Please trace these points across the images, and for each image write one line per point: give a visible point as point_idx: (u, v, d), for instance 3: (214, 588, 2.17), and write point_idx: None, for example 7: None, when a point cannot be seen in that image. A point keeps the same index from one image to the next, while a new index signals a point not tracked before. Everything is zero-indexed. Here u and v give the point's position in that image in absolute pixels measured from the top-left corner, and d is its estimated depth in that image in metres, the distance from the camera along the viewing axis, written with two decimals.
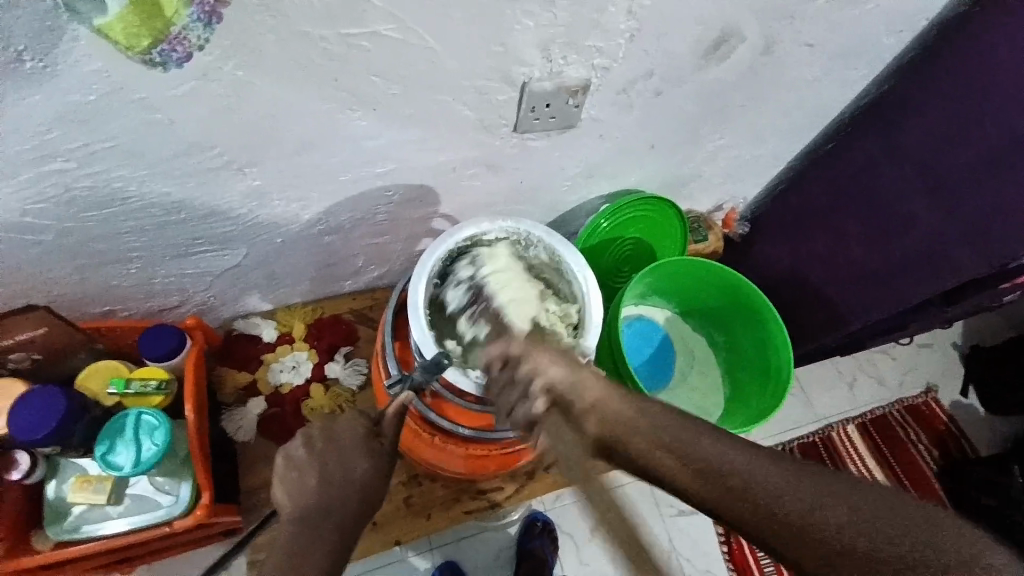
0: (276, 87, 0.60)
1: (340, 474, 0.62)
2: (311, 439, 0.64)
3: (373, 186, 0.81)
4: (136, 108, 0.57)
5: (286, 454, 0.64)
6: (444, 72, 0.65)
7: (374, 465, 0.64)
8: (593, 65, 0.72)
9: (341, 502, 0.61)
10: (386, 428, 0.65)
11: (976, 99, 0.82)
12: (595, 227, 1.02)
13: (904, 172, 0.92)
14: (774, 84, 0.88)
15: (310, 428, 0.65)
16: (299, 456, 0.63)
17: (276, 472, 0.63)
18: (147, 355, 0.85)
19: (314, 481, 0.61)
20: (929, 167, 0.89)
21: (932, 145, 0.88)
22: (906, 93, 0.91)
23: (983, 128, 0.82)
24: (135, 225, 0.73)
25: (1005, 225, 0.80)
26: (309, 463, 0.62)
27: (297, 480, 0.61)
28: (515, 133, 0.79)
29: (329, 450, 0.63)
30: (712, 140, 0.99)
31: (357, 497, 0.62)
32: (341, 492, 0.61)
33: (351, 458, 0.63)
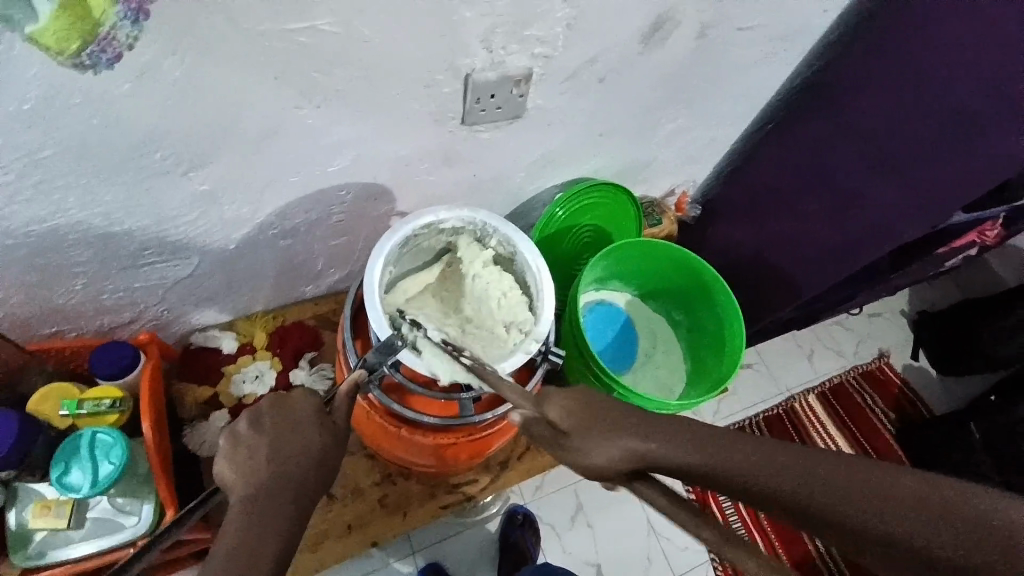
0: (214, 86, 0.59)
1: (296, 451, 0.58)
2: (259, 417, 0.60)
3: (327, 185, 0.81)
4: (72, 115, 0.56)
5: (232, 432, 0.59)
6: (387, 66, 0.66)
7: (330, 441, 0.61)
8: (535, 54, 0.74)
9: (299, 479, 0.57)
10: (338, 408, 0.65)
11: (917, 80, 0.85)
12: (552, 216, 1.04)
13: (850, 147, 0.97)
14: (712, 68, 0.92)
15: (260, 405, 0.61)
16: (245, 431, 0.58)
17: (222, 450, 0.58)
18: (99, 373, 0.83)
19: (265, 457, 0.57)
20: (872, 144, 0.93)
21: (880, 123, 0.91)
22: (836, 78, 0.97)
23: (930, 104, 0.84)
24: (80, 238, 0.71)
25: (953, 200, 0.86)
26: (257, 439, 0.58)
27: (247, 457, 0.56)
28: (465, 125, 0.80)
29: (282, 426, 0.59)
30: (659, 125, 1.02)
31: (315, 472, 0.58)
32: (300, 467, 0.57)
33: (304, 435, 0.59)
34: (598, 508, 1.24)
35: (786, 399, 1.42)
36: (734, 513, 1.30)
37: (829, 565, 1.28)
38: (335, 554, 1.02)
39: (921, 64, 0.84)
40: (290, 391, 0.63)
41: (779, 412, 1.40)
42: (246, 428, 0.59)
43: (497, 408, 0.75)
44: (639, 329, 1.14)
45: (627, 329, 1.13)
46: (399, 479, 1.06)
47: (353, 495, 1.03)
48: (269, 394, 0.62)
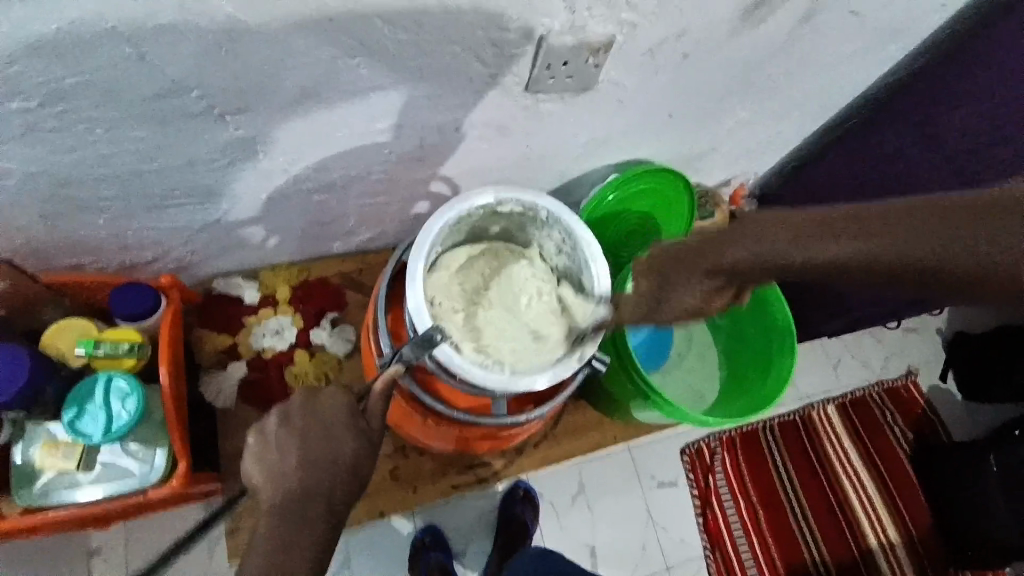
0: (264, 23, 0.52)
1: (324, 455, 0.57)
2: (289, 414, 0.58)
3: (370, 141, 0.74)
4: (105, 42, 0.50)
5: (262, 430, 0.58)
6: (458, 20, 0.58)
7: (364, 446, 0.58)
8: (621, 22, 0.65)
9: (327, 486, 0.56)
10: (371, 404, 0.61)
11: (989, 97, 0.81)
12: (601, 199, 0.97)
13: (935, 163, 0.89)
14: (804, 56, 0.83)
15: (291, 402, 0.59)
16: (277, 433, 0.57)
17: (252, 450, 0.57)
18: (119, 315, 0.80)
19: (294, 462, 0.56)
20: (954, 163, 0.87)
21: (963, 139, 0.85)
22: (922, 84, 0.89)
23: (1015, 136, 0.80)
24: (105, 174, 0.66)
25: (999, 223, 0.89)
26: (288, 442, 0.57)
27: (276, 462, 0.56)
28: (529, 92, 0.72)
29: (312, 428, 0.58)
30: (733, 113, 0.93)
31: (345, 479, 0.57)
32: (326, 476, 0.56)
33: (331, 430, 0.58)
34: (599, 491, 1.21)
35: (803, 407, 1.36)
36: (735, 515, 1.27)
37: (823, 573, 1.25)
38: None
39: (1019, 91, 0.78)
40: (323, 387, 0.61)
41: (795, 420, 1.35)
42: (277, 425, 0.58)
43: (531, 412, 0.72)
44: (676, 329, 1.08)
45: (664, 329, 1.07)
46: (411, 453, 1.08)
47: None
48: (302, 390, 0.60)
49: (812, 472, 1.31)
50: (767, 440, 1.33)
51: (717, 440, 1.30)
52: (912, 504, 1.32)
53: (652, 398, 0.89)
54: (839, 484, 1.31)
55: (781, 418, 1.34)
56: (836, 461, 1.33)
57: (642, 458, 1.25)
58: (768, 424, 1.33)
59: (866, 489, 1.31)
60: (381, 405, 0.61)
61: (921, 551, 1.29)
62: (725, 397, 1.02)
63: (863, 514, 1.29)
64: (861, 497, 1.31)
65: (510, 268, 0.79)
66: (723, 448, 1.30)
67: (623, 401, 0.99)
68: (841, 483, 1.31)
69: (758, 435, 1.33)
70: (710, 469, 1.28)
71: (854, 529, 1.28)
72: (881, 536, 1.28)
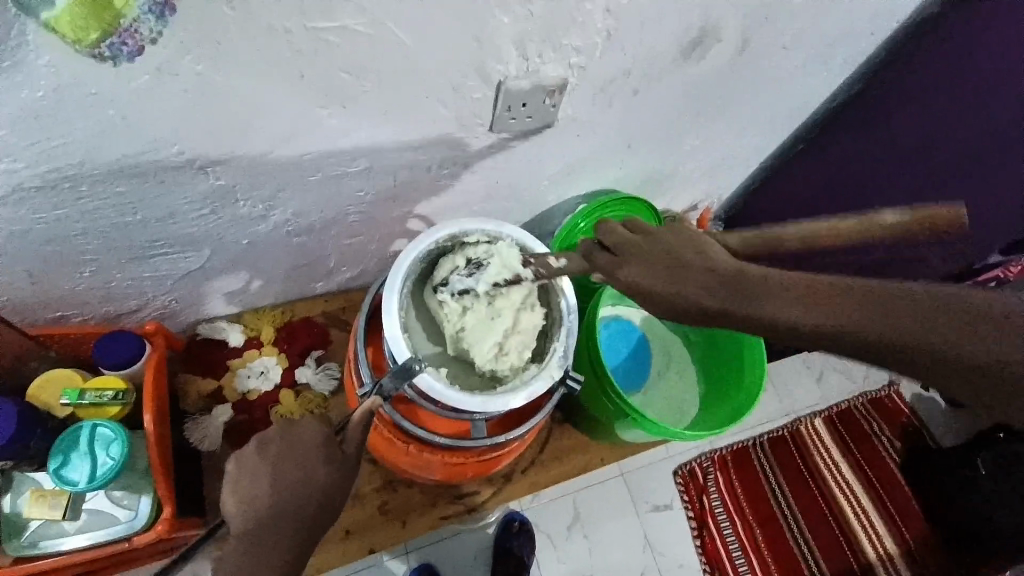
0: (238, 80, 0.57)
1: (296, 482, 0.58)
2: (266, 444, 0.59)
3: (345, 184, 0.78)
4: (87, 105, 0.54)
5: (239, 457, 0.59)
6: (419, 68, 0.63)
7: (336, 472, 0.60)
8: (571, 64, 0.71)
9: (295, 512, 0.58)
10: (349, 434, 0.62)
11: (976, 104, 0.88)
12: (572, 227, 1.01)
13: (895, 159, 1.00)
14: (750, 85, 0.89)
15: (267, 429, 0.61)
16: (252, 459, 0.59)
17: (228, 475, 0.58)
18: (106, 363, 0.81)
19: (265, 489, 0.57)
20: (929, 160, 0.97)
21: (917, 141, 0.96)
22: (861, 107, 0.97)
23: (995, 130, 0.91)
24: (89, 227, 0.69)
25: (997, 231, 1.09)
26: (261, 468, 0.58)
27: (250, 488, 0.57)
28: (492, 132, 0.77)
29: (286, 455, 0.59)
30: (689, 140, 0.98)
31: (314, 505, 0.59)
32: (293, 503, 0.57)
33: (309, 461, 0.59)
34: (594, 520, 1.22)
35: (792, 422, 1.38)
36: (732, 533, 1.28)
37: None
38: (330, 560, 1.02)
39: (960, 84, 0.86)
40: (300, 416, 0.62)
41: (784, 435, 1.37)
42: (254, 452, 0.59)
43: (511, 433, 0.74)
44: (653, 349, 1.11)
45: (640, 349, 1.09)
46: (400, 487, 1.06)
47: (354, 502, 1.04)
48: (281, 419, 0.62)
49: (804, 484, 1.33)
50: (760, 459, 1.34)
51: (710, 460, 1.31)
52: (902, 509, 1.33)
53: (632, 415, 0.91)
54: (832, 495, 1.32)
55: (770, 435, 1.36)
56: (827, 472, 1.34)
57: (636, 482, 1.26)
58: (758, 440, 1.35)
59: (859, 498, 1.33)
60: (358, 434, 0.63)
61: (914, 554, 1.29)
62: (706, 409, 1.04)
63: (858, 524, 1.30)
64: (855, 506, 1.32)
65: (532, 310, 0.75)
66: (717, 468, 1.31)
67: (607, 422, 1.00)
68: (834, 494, 1.33)
69: (750, 453, 1.34)
70: (704, 489, 1.29)
71: (851, 541, 1.29)
72: (877, 545, 1.28)
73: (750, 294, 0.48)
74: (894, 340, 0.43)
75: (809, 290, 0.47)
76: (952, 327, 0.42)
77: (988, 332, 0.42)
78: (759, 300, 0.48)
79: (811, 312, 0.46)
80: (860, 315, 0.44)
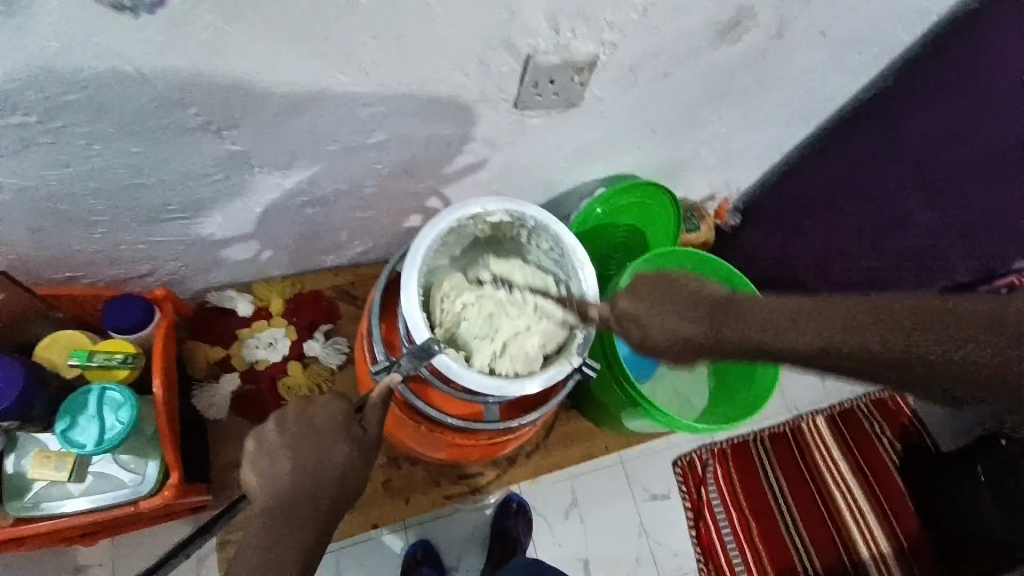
0: (262, 38, 0.55)
1: (314, 462, 0.57)
2: (285, 419, 0.59)
3: (362, 155, 0.76)
4: (104, 58, 0.52)
5: (259, 436, 0.58)
6: (447, 37, 0.61)
7: (355, 451, 0.59)
8: (602, 41, 0.68)
9: (315, 492, 0.57)
10: (368, 413, 0.61)
11: (982, 90, 0.82)
12: (589, 212, 1.00)
13: (899, 164, 0.94)
14: (780, 75, 0.87)
15: (286, 409, 0.60)
16: (272, 439, 0.58)
17: (248, 454, 0.58)
18: (111, 327, 0.81)
19: (285, 469, 0.57)
20: (924, 164, 0.91)
21: (926, 135, 0.89)
22: (888, 100, 0.94)
23: (988, 132, 0.84)
24: (101, 187, 0.67)
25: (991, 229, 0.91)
26: (281, 447, 0.58)
27: (270, 468, 0.57)
28: (517, 108, 0.75)
29: (305, 434, 0.58)
30: (714, 127, 0.96)
31: (333, 486, 0.58)
32: (312, 483, 0.57)
33: (326, 438, 0.58)
34: (592, 506, 1.22)
35: (794, 418, 1.38)
36: (728, 529, 1.28)
37: None
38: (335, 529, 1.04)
39: (970, 88, 0.83)
40: (315, 396, 0.61)
41: (785, 430, 1.36)
42: (273, 432, 0.58)
43: (523, 417, 0.73)
44: None
45: None
46: (405, 463, 1.08)
47: None
48: (298, 397, 0.61)
49: (801, 482, 1.33)
50: (758, 452, 1.34)
51: (709, 452, 1.31)
52: (900, 511, 1.32)
53: (642, 406, 0.90)
54: (829, 494, 1.32)
55: (771, 430, 1.36)
56: (825, 470, 1.34)
57: (635, 470, 1.26)
58: (758, 435, 1.35)
59: (856, 499, 1.32)
60: (378, 413, 0.61)
61: (908, 556, 1.29)
62: (714, 402, 1.04)
63: (854, 524, 1.30)
64: (852, 506, 1.31)
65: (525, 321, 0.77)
66: (716, 460, 1.31)
67: (614, 410, 0.99)
68: (831, 492, 1.32)
69: (749, 448, 1.34)
70: (703, 481, 1.29)
71: (846, 541, 1.28)
72: (873, 547, 1.28)
73: (750, 319, 0.63)
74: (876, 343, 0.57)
75: (794, 316, 0.62)
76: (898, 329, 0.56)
77: (952, 335, 0.54)
78: (758, 322, 0.63)
79: (802, 328, 0.61)
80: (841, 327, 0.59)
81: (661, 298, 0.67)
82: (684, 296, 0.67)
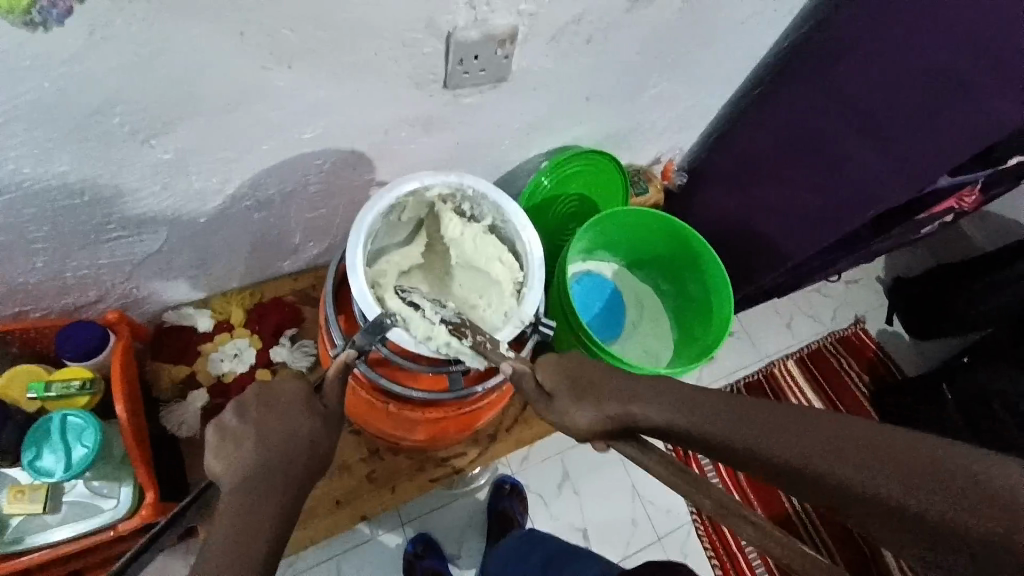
0: (178, 42, 0.55)
1: (281, 440, 0.57)
2: (244, 406, 0.59)
3: (300, 152, 0.76)
4: (22, 77, 0.51)
5: (220, 424, 0.58)
6: (365, 22, 0.62)
7: (320, 424, 0.61)
8: (520, 12, 0.69)
9: (285, 464, 0.57)
10: (329, 390, 0.63)
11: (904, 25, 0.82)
12: (537, 186, 1.02)
13: (837, 113, 0.95)
14: (699, 31, 0.90)
15: (244, 397, 0.60)
16: (233, 425, 0.58)
17: (210, 444, 0.57)
18: (66, 354, 0.79)
19: (252, 448, 0.56)
20: (860, 106, 0.91)
21: (863, 82, 0.89)
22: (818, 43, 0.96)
23: (911, 64, 0.82)
24: (37, 212, 0.66)
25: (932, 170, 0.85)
26: (243, 428, 0.57)
27: (236, 452, 0.56)
28: (448, 89, 0.76)
29: (268, 414, 0.59)
30: (645, 89, 0.98)
31: (303, 458, 0.58)
32: (281, 459, 0.57)
33: (291, 420, 0.59)
34: (584, 475, 1.25)
35: (766, 365, 1.44)
36: (716, 476, 1.32)
37: (805, 521, 1.30)
38: (323, 531, 1.02)
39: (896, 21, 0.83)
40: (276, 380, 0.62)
41: (760, 378, 1.42)
42: (232, 419, 0.58)
43: (488, 381, 0.74)
44: (626, 300, 1.13)
45: (613, 301, 1.12)
46: (388, 455, 1.07)
47: (343, 473, 1.04)
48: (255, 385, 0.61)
49: None
50: None
51: None
52: None
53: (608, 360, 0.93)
54: None
55: (745, 380, 1.41)
56: None
57: None
58: (735, 386, 1.40)
59: None
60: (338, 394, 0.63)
61: None
62: (680, 351, 1.06)
63: None
64: None
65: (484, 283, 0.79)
66: None
67: None
68: None
69: None
70: None
71: None
72: None
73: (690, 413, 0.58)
74: (859, 483, 0.48)
75: (774, 429, 0.54)
76: (847, 458, 0.49)
77: (889, 474, 0.47)
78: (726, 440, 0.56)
79: (802, 443, 0.52)
80: (816, 461, 0.50)
81: (591, 385, 0.63)
82: (628, 388, 0.62)
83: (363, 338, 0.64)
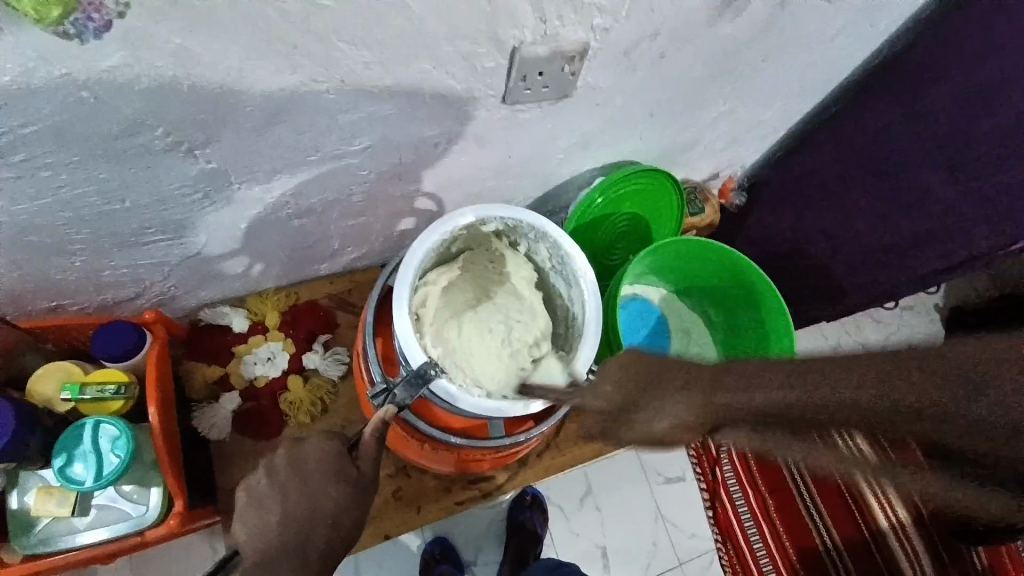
0: (222, 55, 0.51)
1: (305, 510, 0.60)
2: (273, 469, 0.62)
3: (345, 163, 0.72)
4: (57, 89, 0.48)
5: (248, 488, 0.62)
6: (425, 32, 0.56)
7: (343, 496, 0.61)
8: (593, 26, 0.63)
9: (302, 539, 0.59)
10: (362, 452, 0.63)
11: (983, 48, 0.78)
12: (589, 202, 0.95)
13: (920, 139, 0.86)
14: (786, 38, 0.80)
15: (274, 459, 0.63)
16: (261, 489, 0.61)
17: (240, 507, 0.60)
18: (102, 355, 0.78)
19: (274, 522, 0.59)
20: (941, 131, 0.84)
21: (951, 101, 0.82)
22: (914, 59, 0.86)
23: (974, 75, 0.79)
24: (73, 217, 0.64)
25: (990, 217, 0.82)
26: (271, 493, 0.61)
27: (258, 526, 0.59)
28: (505, 104, 0.71)
29: (294, 483, 0.61)
30: (713, 105, 0.91)
31: (326, 527, 0.60)
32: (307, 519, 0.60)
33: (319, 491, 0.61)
34: (608, 493, 1.20)
35: None
36: (744, 504, 1.26)
37: (835, 559, 1.25)
38: None
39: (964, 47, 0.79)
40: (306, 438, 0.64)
41: None
42: (263, 483, 0.61)
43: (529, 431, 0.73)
44: (672, 330, 1.07)
45: (658, 328, 1.06)
46: (414, 472, 1.04)
47: None
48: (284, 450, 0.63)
49: None
50: None
51: None
52: None
53: None
54: None
55: None
56: None
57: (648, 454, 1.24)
58: None
59: None
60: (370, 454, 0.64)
61: (933, 529, 1.28)
62: None
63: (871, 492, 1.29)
64: None
65: (514, 330, 0.78)
66: None
67: None
68: None
69: None
70: (717, 461, 1.27)
71: (863, 509, 1.28)
72: (890, 515, 1.28)
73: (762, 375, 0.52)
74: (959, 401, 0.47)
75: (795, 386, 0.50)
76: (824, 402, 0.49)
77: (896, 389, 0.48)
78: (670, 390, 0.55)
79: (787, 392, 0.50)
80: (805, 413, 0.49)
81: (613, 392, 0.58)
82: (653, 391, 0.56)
83: (402, 392, 0.62)
